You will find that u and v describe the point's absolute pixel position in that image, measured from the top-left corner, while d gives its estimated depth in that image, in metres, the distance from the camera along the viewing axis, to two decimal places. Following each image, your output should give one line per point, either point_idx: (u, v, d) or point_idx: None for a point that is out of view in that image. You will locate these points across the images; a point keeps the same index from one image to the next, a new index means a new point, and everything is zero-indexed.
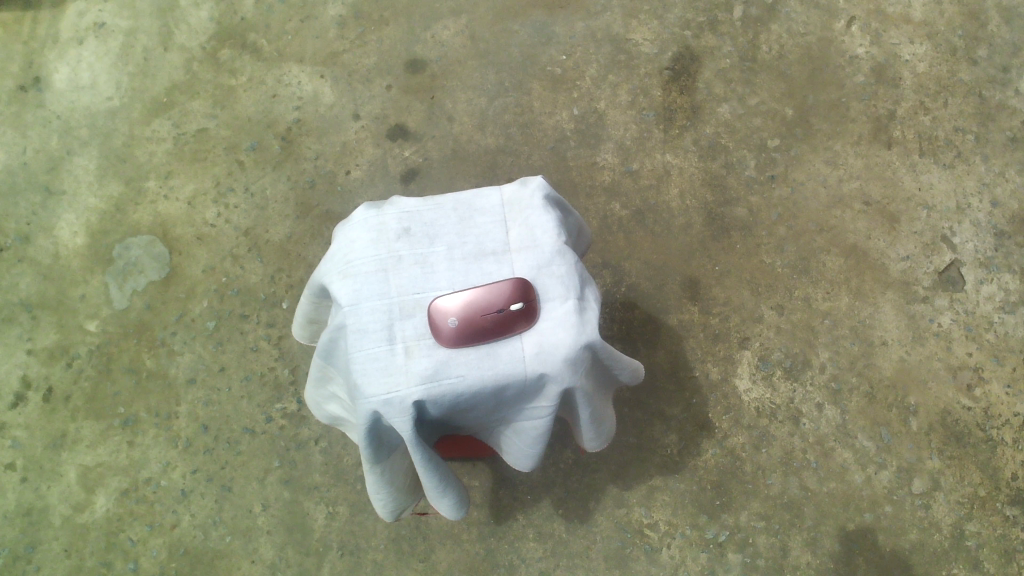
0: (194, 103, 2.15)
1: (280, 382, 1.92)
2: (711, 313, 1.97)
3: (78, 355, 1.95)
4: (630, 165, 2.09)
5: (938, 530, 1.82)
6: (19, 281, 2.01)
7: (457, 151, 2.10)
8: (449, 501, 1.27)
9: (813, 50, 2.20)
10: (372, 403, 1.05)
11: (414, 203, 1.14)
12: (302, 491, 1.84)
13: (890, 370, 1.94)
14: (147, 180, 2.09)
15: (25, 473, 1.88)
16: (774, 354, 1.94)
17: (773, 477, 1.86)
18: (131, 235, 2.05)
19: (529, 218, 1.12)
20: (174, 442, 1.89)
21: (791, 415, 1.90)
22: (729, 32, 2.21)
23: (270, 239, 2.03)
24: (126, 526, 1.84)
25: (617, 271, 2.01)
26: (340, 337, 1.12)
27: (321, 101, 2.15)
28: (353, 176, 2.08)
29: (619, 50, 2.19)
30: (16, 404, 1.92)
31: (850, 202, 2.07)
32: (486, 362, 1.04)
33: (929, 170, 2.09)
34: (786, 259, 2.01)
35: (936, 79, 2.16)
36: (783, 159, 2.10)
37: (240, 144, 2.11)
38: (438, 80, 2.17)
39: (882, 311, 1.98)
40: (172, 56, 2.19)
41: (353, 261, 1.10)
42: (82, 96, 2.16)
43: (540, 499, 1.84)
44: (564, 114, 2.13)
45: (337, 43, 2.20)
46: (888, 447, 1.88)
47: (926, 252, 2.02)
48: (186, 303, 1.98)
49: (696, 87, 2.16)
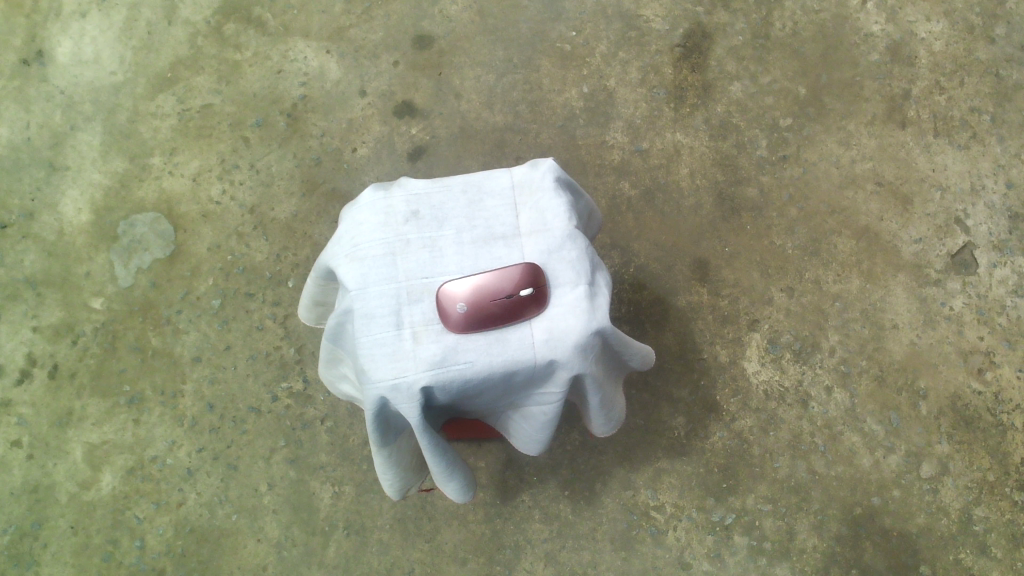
0: (199, 79, 2.12)
1: (286, 361, 1.91)
2: (720, 295, 1.96)
3: (82, 332, 1.94)
4: (640, 144, 2.06)
5: (945, 515, 1.82)
6: (23, 258, 2.00)
7: (464, 129, 2.07)
8: (455, 486, 1.25)
9: (827, 28, 2.16)
10: (379, 388, 1.03)
11: (422, 184, 1.12)
12: (308, 470, 1.84)
13: (900, 353, 1.92)
14: (151, 156, 2.07)
15: (32, 450, 1.88)
16: (783, 337, 1.92)
17: (781, 460, 1.85)
18: (136, 213, 2.03)
19: (539, 201, 1.10)
20: (180, 421, 1.88)
21: (800, 398, 1.89)
22: (741, 8, 2.17)
23: (275, 217, 2.01)
24: (132, 504, 1.84)
25: (625, 251, 1.98)
26: (348, 321, 1.10)
27: (327, 77, 2.12)
28: (359, 153, 2.06)
29: (630, 27, 2.15)
30: (22, 381, 1.92)
31: (863, 183, 2.04)
32: (495, 348, 1.03)
33: (943, 151, 2.06)
34: (796, 241, 1.99)
35: (952, 58, 2.12)
36: (795, 138, 2.07)
37: (245, 121, 2.09)
38: (445, 56, 2.13)
39: (894, 294, 1.96)
40: (177, 30, 2.15)
41: (360, 244, 1.08)
42: (85, 71, 2.13)
43: (547, 480, 1.84)
44: (574, 92, 2.10)
45: (343, 19, 2.16)
46: (897, 431, 1.87)
47: (939, 234, 2.00)
48: (192, 281, 1.97)
49: (708, 65, 2.12)
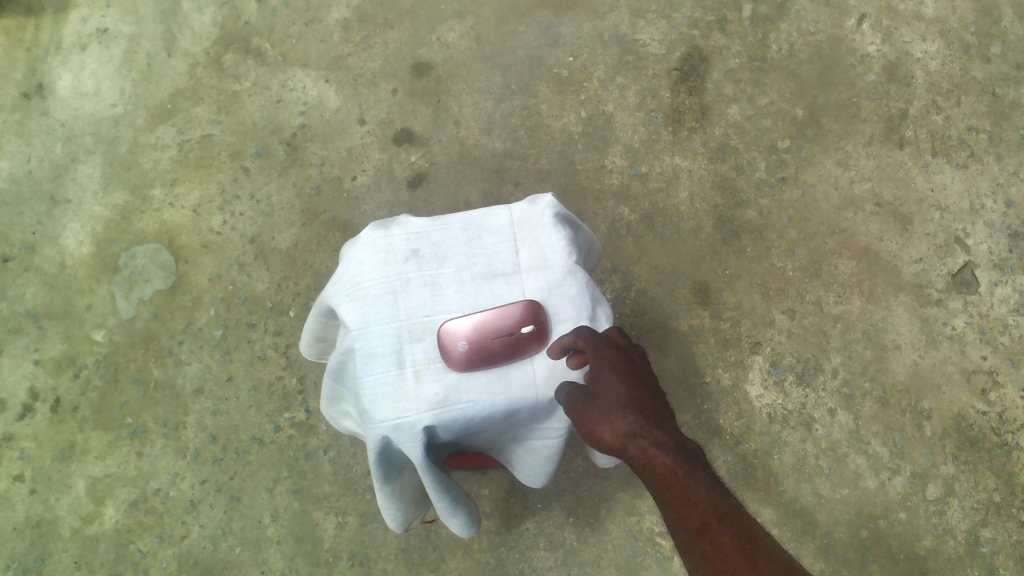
0: (198, 110, 2.13)
1: (288, 392, 1.91)
2: (721, 318, 1.95)
3: (84, 365, 1.94)
4: (639, 168, 2.06)
5: (952, 536, 1.81)
6: (24, 291, 1.99)
7: (463, 156, 2.08)
8: (460, 521, 1.24)
9: (823, 49, 2.16)
10: (381, 429, 1.03)
11: (421, 222, 1.12)
12: (312, 501, 1.84)
13: (904, 374, 1.92)
14: (152, 187, 2.07)
15: (34, 484, 1.87)
16: (785, 359, 1.92)
17: (786, 483, 1.84)
18: (138, 244, 2.03)
19: (539, 237, 1.10)
20: (183, 453, 1.88)
21: (803, 421, 1.88)
22: (738, 31, 2.18)
23: (276, 246, 2.02)
24: (135, 537, 1.84)
25: (626, 275, 1.98)
26: (349, 360, 1.10)
27: (327, 106, 2.13)
28: (359, 182, 2.06)
29: (627, 51, 2.16)
30: (24, 415, 1.91)
31: (862, 204, 2.04)
32: (497, 386, 1.03)
33: (942, 170, 2.06)
34: (797, 262, 2.00)
35: (949, 77, 2.13)
36: (794, 160, 2.07)
37: (245, 150, 2.09)
38: (443, 83, 2.14)
39: (895, 314, 1.96)
40: (176, 61, 2.16)
41: (361, 283, 1.08)
42: (86, 104, 2.13)
43: (551, 507, 1.83)
44: (572, 117, 2.11)
45: (341, 47, 2.17)
46: (901, 453, 1.87)
47: (939, 254, 2.00)
48: (193, 312, 1.97)
49: (705, 88, 2.13)
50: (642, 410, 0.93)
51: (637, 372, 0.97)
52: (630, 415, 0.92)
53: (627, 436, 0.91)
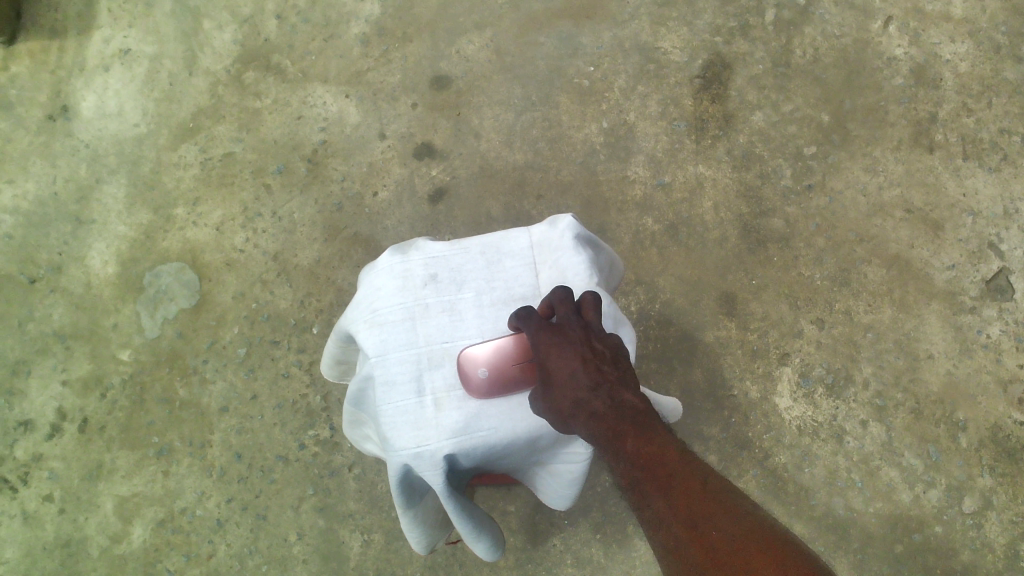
0: (220, 128, 2.13)
1: (312, 409, 1.91)
2: (749, 329, 1.92)
3: (111, 385, 1.95)
4: (662, 178, 2.04)
5: (991, 551, 1.76)
6: (51, 312, 2.01)
7: (485, 169, 2.07)
8: (484, 545, 1.21)
9: (849, 53, 2.13)
10: (402, 457, 1.02)
11: (440, 247, 1.12)
12: (337, 519, 1.83)
13: (937, 384, 1.88)
14: (175, 207, 2.08)
15: (63, 504, 1.88)
16: (815, 370, 1.89)
17: (818, 497, 1.81)
18: (162, 263, 2.04)
19: (559, 260, 1.09)
20: (209, 472, 1.88)
21: (834, 433, 1.85)
22: (761, 36, 2.15)
23: (299, 263, 2.02)
24: (163, 556, 1.85)
25: (650, 287, 1.95)
26: (369, 387, 1.09)
27: (347, 121, 2.12)
28: (380, 197, 2.06)
29: (648, 60, 2.14)
30: (52, 435, 1.92)
31: (892, 210, 2.00)
32: (518, 413, 1.01)
33: (974, 174, 2.02)
34: (825, 271, 1.96)
35: (979, 79, 2.09)
36: (820, 167, 2.04)
37: (266, 168, 2.10)
38: (464, 96, 2.13)
39: (928, 323, 1.92)
40: (198, 80, 2.17)
41: (380, 309, 1.07)
42: (109, 124, 2.15)
43: (578, 524, 1.81)
44: (593, 127, 2.09)
45: (361, 62, 2.17)
46: (937, 465, 1.82)
47: (972, 260, 1.96)
48: (217, 330, 1.97)
49: (729, 95, 2.10)
50: (577, 380, 0.86)
51: (570, 339, 0.89)
52: (569, 394, 0.85)
53: (571, 417, 0.85)
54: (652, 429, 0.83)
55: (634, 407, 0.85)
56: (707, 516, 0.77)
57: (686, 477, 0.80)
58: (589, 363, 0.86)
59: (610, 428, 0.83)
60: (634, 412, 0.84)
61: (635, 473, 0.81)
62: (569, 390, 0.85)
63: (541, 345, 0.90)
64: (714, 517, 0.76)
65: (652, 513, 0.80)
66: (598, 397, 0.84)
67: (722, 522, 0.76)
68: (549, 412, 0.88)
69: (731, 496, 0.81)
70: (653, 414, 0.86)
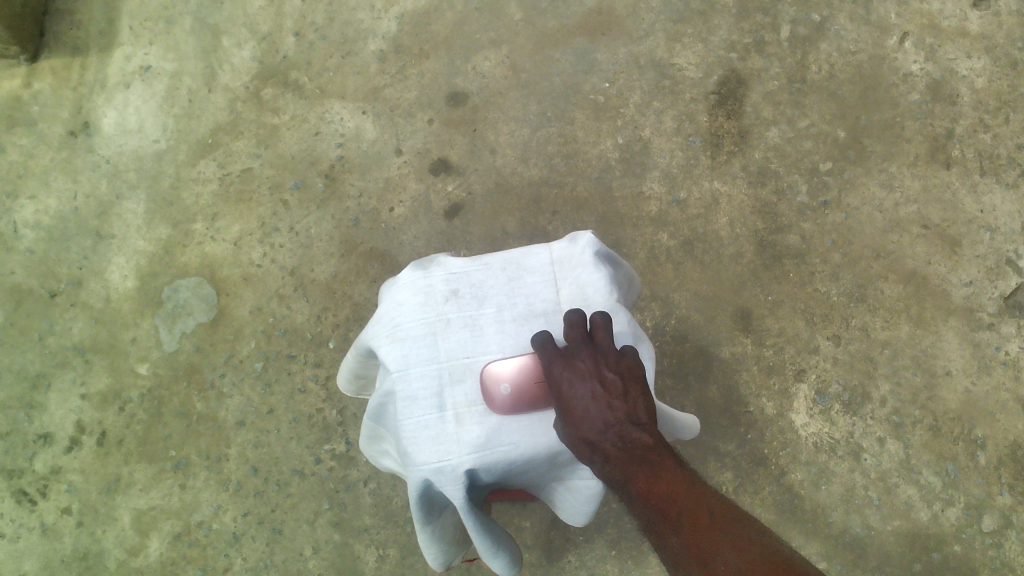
0: (238, 144, 2.15)
1: (328, 424, 1.91)
2: (765, 345, 1.91)
3: (129, 399, 1.97)
4: (677, 194, 2.04)
5: (1009, 570, 1.76)
6: (71, 326, 2.03)
7: (500, 185, 2.08)
8: (502, 562, 1.21)
9: (864, 69, 2.13)
10: (423, 471, 1.02)
11: (461, 262, 1.12)
12: (353, 533, 1.84)
13: (956, 402, 1.87)
14: (193, 222, 2.10)
15: (81, 517, 1.90)
16: (832, 387, 1.88)
17: (834, 515, 1.80)
18: (180, 278, 2.06)
19: (579, 275, 1.10)
20: (225, 485, 1.89)
21: (851, 450, 1.84)
22: (776, 52, 2.15)
23: (315, 278, 2.03)
24: (180, 570, 1.86)
25: (666, 302, 1.95)
26: (390, 402, 1.10)
27: (364, 137, 2.14)
28: (396, 213, 2.07)
29: (663, 76, 2.14)
30: (71, 448, 1.94)
31: (909, 226, 2.00)
32: (539, 429, 1.02)
33: (991, 191, 2.02)
34: (841, 287, 1.96)
35: (996, 95, 2.09)
36: (836, 183, 2.04)
37: (284, 184, 2.11)
38: (479, 113, 2.14)
39: (946, 339, 1.91)
40: (217, 96, 2.19)
41: (401, 324, 1.08)
42: (130, 140, 2.17)
43: (593, 540, 1.81)
44: (608, 143, 2.10)
45: (378, 79, 2.18)
46: (955, 483, 1.81)
47: (990, 277, 1.95)
48: (234, 345, 1.99)
49: (744, 111, 2.11)
50: (591, 420, 0.91)
51: (581, 375, 0.94)
52: (584, 433, 0.92)
53: (587, 452, 0.92)
54: (661, 466, 0.90)
55: (645, 444, 0.91)
56: (716, 552, 0.84)
57: (693, 512, 0.87)
58: (600, 402, 0.91)
59: (622, 468, 0.90)
60: (644, 449, 0.90)
61: (650, 514, 0.88)
62: (582, 428, 0.92)
63: (556, 381, 0.95)
64: (718, 552, 0.84)
65: (669, 551, 0.88)
66: (610, 438, 0.90)
67: (730, 558, 0.84)
68: (567, 443, 0.95)
69: (738, 525, 0.88)
70: (663, 447, 0.92)
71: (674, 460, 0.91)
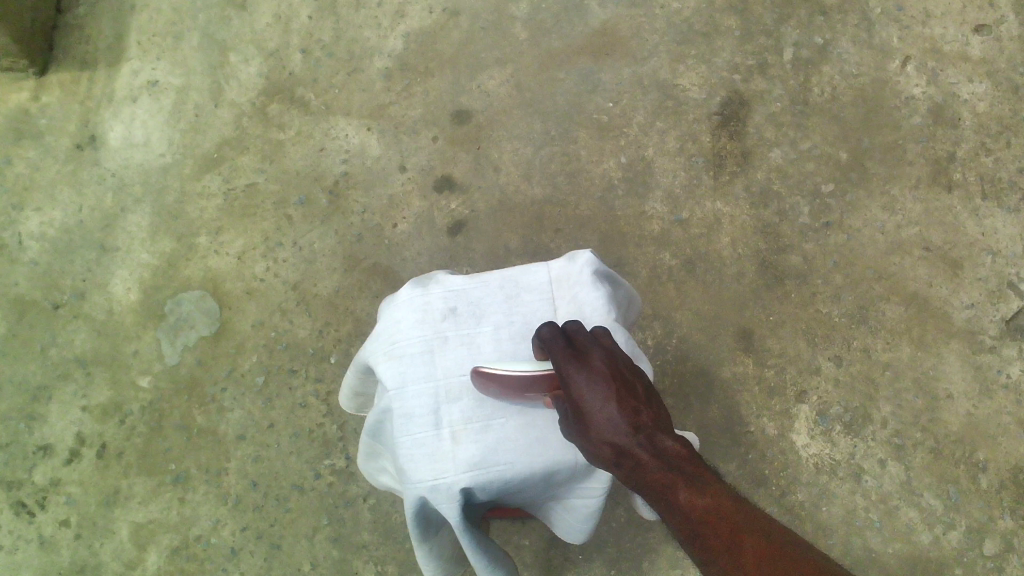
0: (244, 159, 2.16)
1: (329, 438, 1.91)
2: (766, 365, 1.91)
3: (130, 411, 1.97)
4: (679, 214, 2.05)
5: None
6: (74, 337, 2.03)
7: (503, 202, 2.09)
8: None
9: (867, 91, 2.14)
10: (418, 490, 1.02)
11: (459, 280, 1.13)
12: (351, 549, 1.84)
13: (957, 425, 1.86)
14: (197, 235, 2.11)
15: (79, 530, 1.89)
16: (833, 409, 1.88)
17: (835, 537, 1.80)
18: (183, 291, 2.07)
19: (577, 294, 1.10)
20: (224, 499, 1.89)
21: (852, 472, 1.83)
22: (779, 74, 2.16)
23: (318, 293, 2.04)
24: None
25: (667, 321, 1.95)
26: (387, 419, 1.10)
27: (368, 154, 2.15)
28: (400, 229, 2.08)
29: (667, 96, 2.15)
30: (71, 460, 1.94)
31: (910, 248, 2.00)
32: (535, 449, 1.02)
33: (992, 214, 2.02)
34: (843, 308, 1.96)
35: (997, 119, 2.10)
36: (838, 205, 2.05)
37: (288, 199, 2.12)
38: (483, 130, 2.16)
39: (947, 362, 1.91)
40: (223, 112, 2.21)
41: (398, 342, 1.08)
42: (136, 154, 2.18)
43: (592, 559, 1.80)
44: (612, 162, 2.11)
45: (383, 96, 2.20)
46: (956, 506, 1.80)
47: (991, 300, 1.96)
48: (236, 358, 1.99)
49: (747, 132, 2.12)
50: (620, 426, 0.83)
51: (601, 377, 0.86)
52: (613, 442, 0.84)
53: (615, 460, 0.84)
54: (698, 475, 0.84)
55: (677, 452, 0.84)
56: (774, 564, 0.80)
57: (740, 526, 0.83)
58: (629, 407, 0.84)
59: (660, 478, 0.83)
60: (679, 458, 0.84)
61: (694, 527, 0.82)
62: (604, 427, 0.84)
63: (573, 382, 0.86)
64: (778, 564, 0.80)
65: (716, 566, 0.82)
66: (642, 446, 0.83)
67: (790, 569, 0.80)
68: (585, 448, 0.87)
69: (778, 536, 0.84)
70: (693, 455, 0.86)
71: (707, 470, 0.86)
